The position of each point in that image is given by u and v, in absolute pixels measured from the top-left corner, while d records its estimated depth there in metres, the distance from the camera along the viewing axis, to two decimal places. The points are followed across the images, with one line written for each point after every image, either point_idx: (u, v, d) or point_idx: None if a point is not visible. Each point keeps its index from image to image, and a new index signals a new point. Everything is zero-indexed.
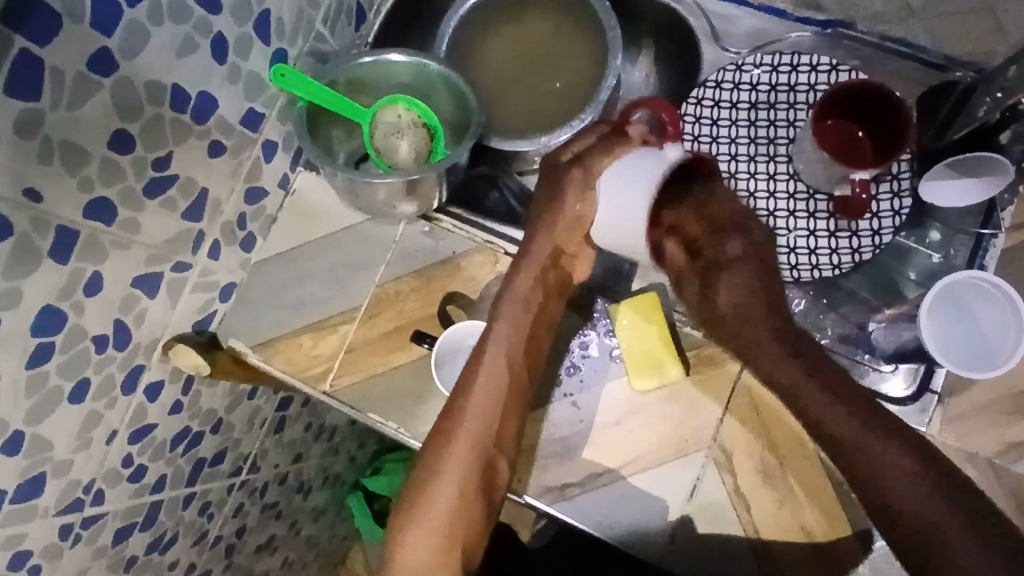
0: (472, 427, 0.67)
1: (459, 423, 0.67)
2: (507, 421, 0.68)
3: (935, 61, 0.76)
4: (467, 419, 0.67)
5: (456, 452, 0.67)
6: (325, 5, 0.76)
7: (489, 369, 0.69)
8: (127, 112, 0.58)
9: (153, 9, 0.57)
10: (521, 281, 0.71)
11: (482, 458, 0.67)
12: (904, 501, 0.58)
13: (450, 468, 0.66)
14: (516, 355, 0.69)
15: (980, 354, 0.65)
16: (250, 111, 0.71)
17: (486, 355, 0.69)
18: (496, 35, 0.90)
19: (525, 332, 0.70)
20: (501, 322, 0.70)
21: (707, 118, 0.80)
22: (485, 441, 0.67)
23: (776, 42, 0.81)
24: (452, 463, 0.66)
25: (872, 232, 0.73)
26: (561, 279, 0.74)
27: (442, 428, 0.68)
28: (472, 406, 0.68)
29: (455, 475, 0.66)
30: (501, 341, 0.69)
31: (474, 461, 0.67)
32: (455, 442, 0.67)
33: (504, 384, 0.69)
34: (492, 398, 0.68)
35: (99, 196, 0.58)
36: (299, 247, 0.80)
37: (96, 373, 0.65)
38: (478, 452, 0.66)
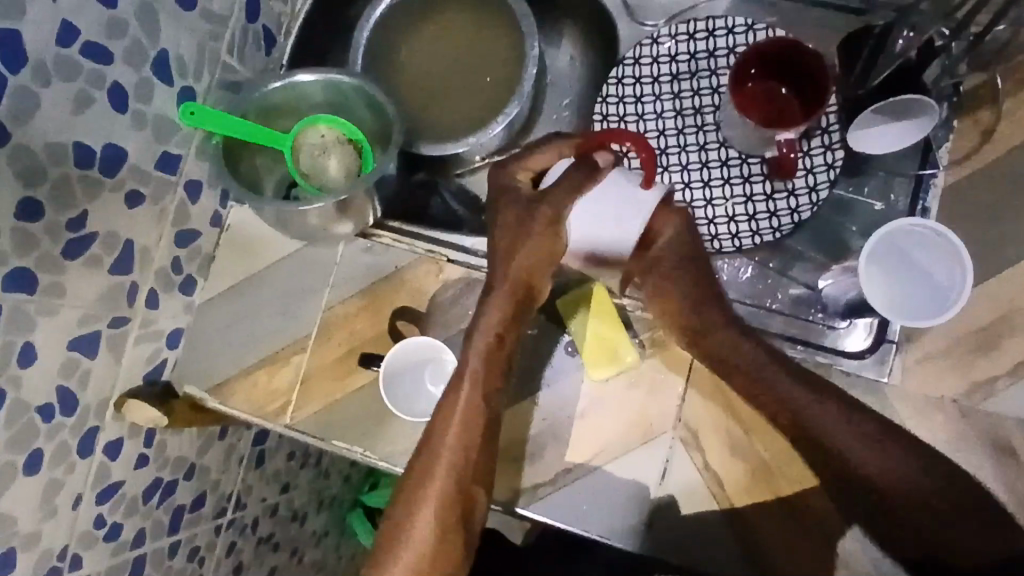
0: (448, 467, 0.63)
1: (430, 466, 0.63)
2: (483, 458, 0.65)
3: (852, 6, 0.75)
4: (439, 460, 0.63)
5: (434, 485, 0.63)
6: (227, 35, 0.74)
7: (463, 408, 0.65)
8: (29, 178, 0.56)
9: (38, 70, 0.55)
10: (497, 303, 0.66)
11: (458, 495, 0.63)
12: (901, 485, 0.59)
13: (423, 515, 0.62)
14: (488, 392, 0.65)
15: (932, 304, 0.64)
16: (165, 154, 0.69)
17: (460, 392, 0.65)
18: (413, 41, 0.89)
19: (497, 363, 0.66)
20: (471, 361, 0.65)
21: (631, 96, 0.78)
22: (461, 478, 0.63)
23: (693, 9, 0.79)
24: (427, 507, 0.62)
25: (808, 189, 0.72)
26: (530, 300, 0.67)
27: (417, 463, 0.65)
28: (450, 441, 0.64)
29: (435, 516, 0.62)
30: (474, 375, 0.65)
31: (452, 503, 0.63)
32: (429, 486, 0.63)
33: (480, 420, 0.65)
34: (468, 435, 0.64)
35: (16, 267, 0.57)
36: (240, 283, 0.79)
37: (48, 442, 0.64)
38: (454, 491, 0.63)
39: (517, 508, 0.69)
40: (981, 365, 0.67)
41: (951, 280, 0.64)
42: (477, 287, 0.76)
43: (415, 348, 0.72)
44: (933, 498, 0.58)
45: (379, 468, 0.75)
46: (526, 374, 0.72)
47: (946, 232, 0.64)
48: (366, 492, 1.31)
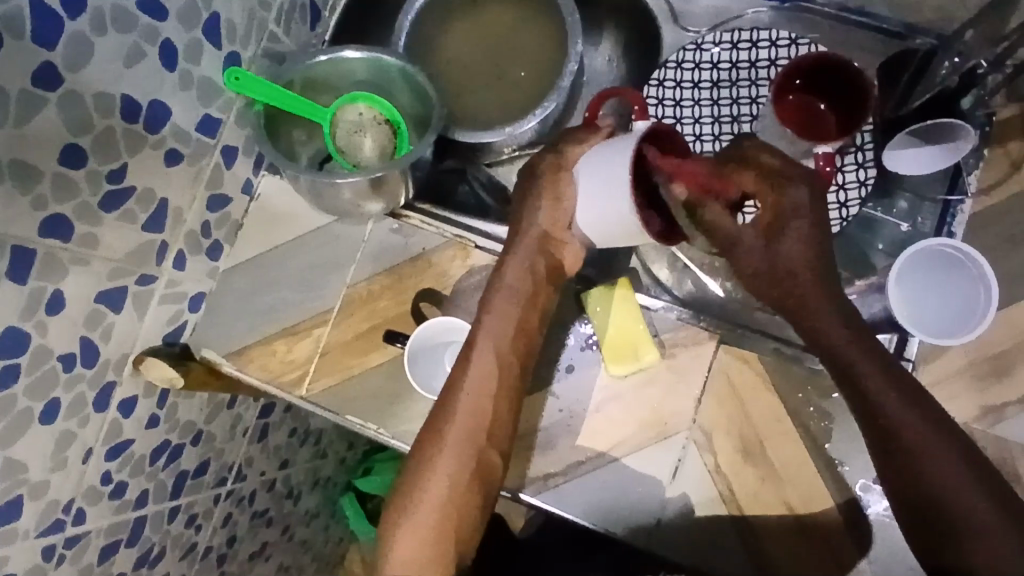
0: (462, 422, 0.65)
1: (445, 421, 0.65)
2: (496, 415, 0.66)
3: (896, 31, 0.77)
4: (454, 417, 0.65)
5: (448, 440, 0.64)
6: (276, 5, 0.74)
7: (477, 366, 0.67)
8: (76, 126, 0.57)
9: (96, 19, 0.56)
10: (517, 263, 0.69)
11: (473, 453, 0.64)
12: (952, 494, 0.56)
13: (439, 471, 0.63)
14: (502, 352, 0.67)
15: (948, 320, 0.67)
16: (206, 117, 0.70)
17: (475, 350, 0.67)
18: (455, 28, 0.90)
19: (511, 324, 0.68)
20: (488, 322, 0.68)
21: (670, 100, 0.80)
22: (477, 434, 0.65)
23: (736, 19, 0.81)
24: (444, 463, 0.64)
25: (838, 205, 0.73)
26: (553, 269, 0.70)
27: (431, 422, 0.66)
28: (464, 398, 0.66)
29: (449, 472, 0.64)
30: (493, 335, 0.67)
31: (466, 462, 0.64)
32: (444, 442, 0.64)
33: (495, 378, 0.67)
34: (482, 392, 0.66)
35: (54, 213, 0.57)
36: (267, 252, 0.80)
37: (66, 392, 0.64)
38: (469, 448, 0.64)
39: (522, 493, 0.70)
40: (994, 390, 0.68)
41: (973, 295, 0.66)
42: None
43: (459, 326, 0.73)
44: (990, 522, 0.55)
45: (391, 446, 0.75)
46: (545, 365, 0.73)
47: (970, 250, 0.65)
48: (358, 476, 1.30)
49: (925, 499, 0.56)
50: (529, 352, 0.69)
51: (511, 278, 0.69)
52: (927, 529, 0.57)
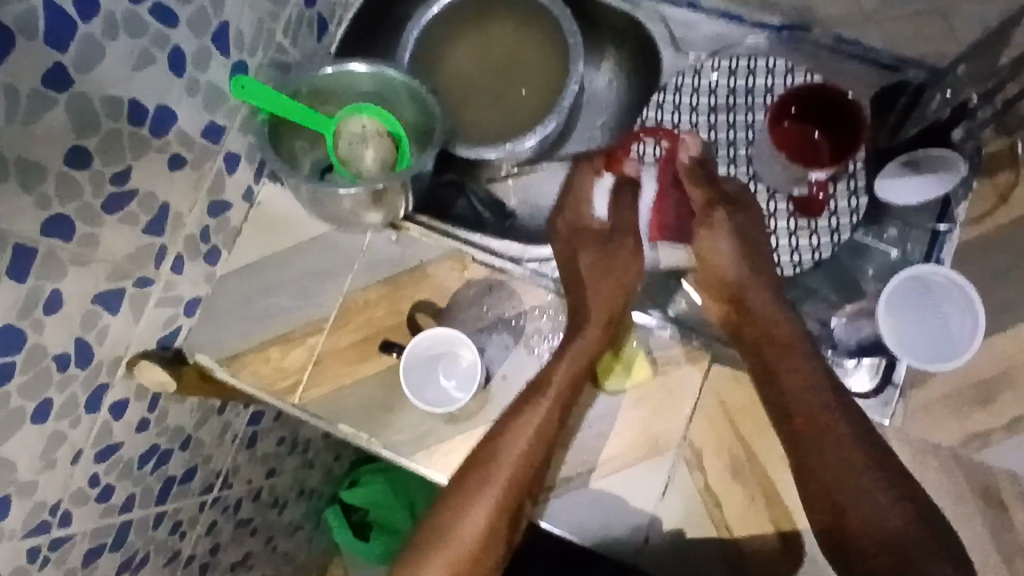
0: (512, 472, 0.65)
1: (492, 466, 0.66)
2: (541, 468, 0.67)
3: (888, 64, 0.78)
4: (503, 464, 0.66)
5: (495, 488, 0.65)
6: (285, 16, 0.75)
7: (532, 417, 0.67)
8: (84, 127, 0.57)
9: (108, 23, 0.56)
10: (590, 337, 0.70)
11: (513, 500, 0.65)
12: (874, 514, 0.58)
13: (476, 516, 0.65)
14: (561, 405, 0.68)
15: (937, 348, 0.67)
16: (211, 123, 0.70)
17: (540, 401, 0.68)
18: (459, 44, 0.91)
19: (573, 377, 0.69)
20: (559, 369, 0.69)
21: (669, 122, 0.82)
22: (523, 483, 0.66)
23: (734, 46, 0.83)
24: (482, 508, 0.65)
25: (830, 230, 0.76)
26: (611, 318, 0.72)
27: (476, 465, 0.67)
28: (512, 448, 0.66)
29: (487, 518, 0.65)
30: (557, 387, 0.68)
31: (506, 509, 0.65)
32: (487, 487, 0.65)
33: (551, 433, 0.67)
34: (536, 444, 0.66)
35: (57, 213, 0.57)
36: (264, 259, 0.80)
37: (59, 393, 0.64)
38: (512, 498, 0.65)
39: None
40: (979, 416, 0.70)
41: (964, 324, 0.67)
42: (499, 289, 0.78)
43: (455, 338, 0.74)
44: (921, 540, 0.57)
45: (382, 456, 0.75)
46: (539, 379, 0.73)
47: (962, 281, 0.67)
48: (344, 488, 1.26)
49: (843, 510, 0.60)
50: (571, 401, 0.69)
51: (580, 348, 0.70)
52: (851, 547, 0.59)
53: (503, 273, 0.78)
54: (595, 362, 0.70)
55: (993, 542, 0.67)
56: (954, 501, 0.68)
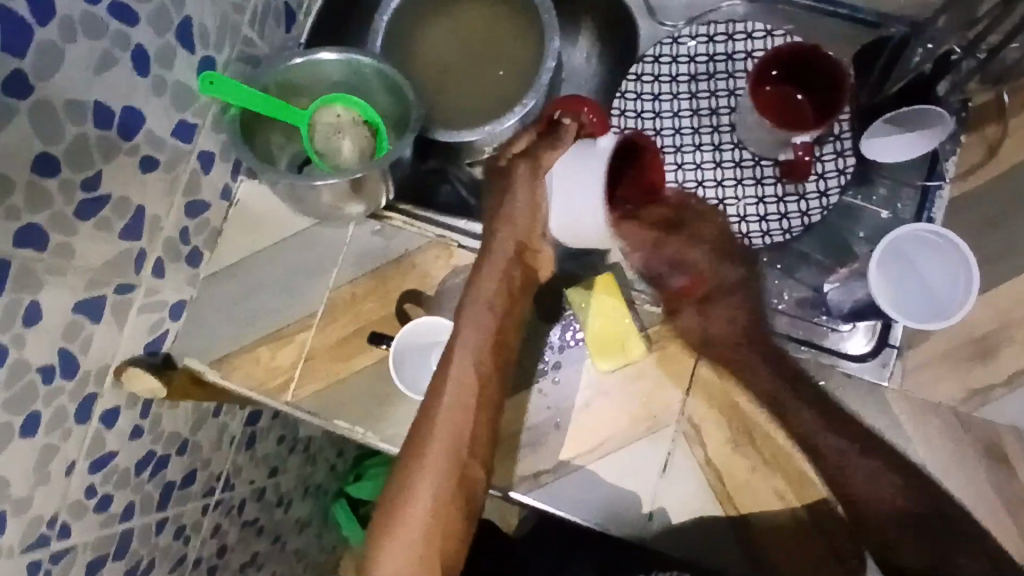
0: (445, 433, 0.65)
1: (426, 435, 0.66)
2: (478, 431, 0.66)
3: (867, 20, 0.77)
4: (438, 426, 0.66)
5: (433, 453, 0.65)
6: (250, 8, 0.74)
7: (456, 375, 0.67)
8: (48, 135, 0.56)
9: (65, 25, 0.55)
10: (488, 276, 0.69)
11: (454, 467, 0.65)
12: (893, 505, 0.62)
13: (422, 482, 0.65)
14: (482, 361, 0.67)
15: (932, 307, 0.66)
16: (181, 123, 0.69)
17: (454, 366, 0.67)
18: (430, 28, 0.89)
19: (490, 338, 0.68)
20: (465, 331, 0.68)
21: (649, 94, 0.81)
22: (460, 446, 0.65)
23: (711, 12, 0.82)
24: (428, 472, 0.65)
25: (819, 193, 0.75)
26: (527, 276, 0.71)
27: (414, 438, 0.66)
28: (442, 418, 0.66)
29: (433, 492, 0.64)
30: (466, 347, 0.67)
31: (447, 472, 0.65)
32: (427, 451, 0.65)
33: (474, 393, 0.67)
34: (460, 403, 0.66)
35: (28, 223, 0.56)
36: (248, 257, 0.79)
37: (46, 406, 0.63)
38: (450, 455, 0.65)
39: (513, 492, 0.70)
40: (978, 373, 0.69)
41: (958, 285, 0.66)
42: None
43: (448, 327, 0.73)
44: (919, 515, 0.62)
45: (378, 449, 0.74)
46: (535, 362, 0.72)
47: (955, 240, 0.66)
48: (350, 483, 1.28)
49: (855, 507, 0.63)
50: (505, 360, 0.69)
51: (482, 292, 0.69)
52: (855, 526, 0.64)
53: None
54: (495, 318, 0.68)
55: (1000, 499, 0.66)
56: (957, 460, 0.67)
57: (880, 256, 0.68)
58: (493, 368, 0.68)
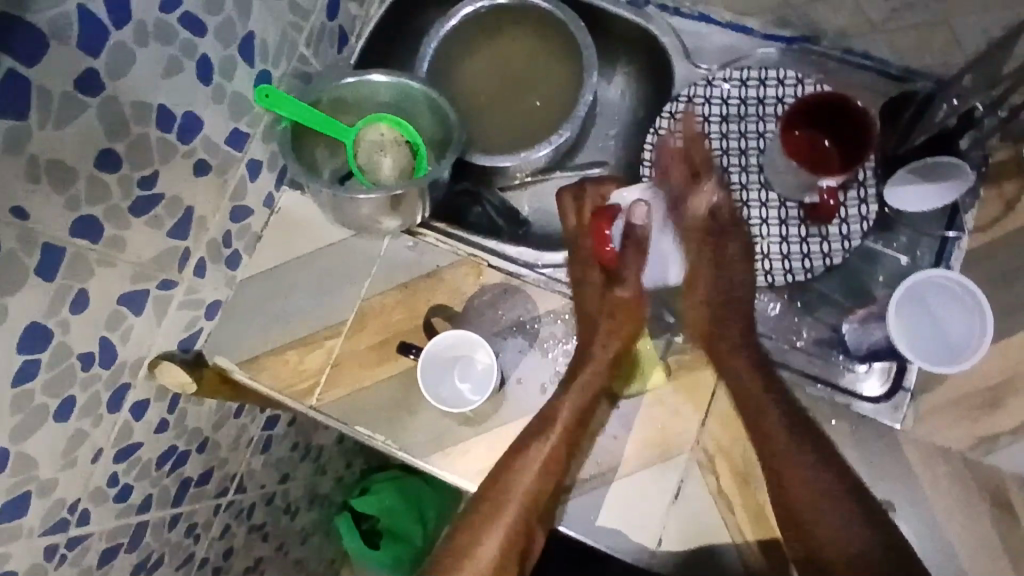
0: (526, 493, 0.69)
1: (508, 490, 0.69)
2: (554, 496, 0.70)
3: (895, 74, 0.80)
4: (522, 484, 0.69)
5: (511, 507, 0.69)
6: (308, 27, 0.78)
7: (551, 441, 0.70)
8: (114, 132, 0.59)
9: (139, 31, 0.58)
10: (597, 354, 0.73)
11: (527, 525, 0.69)
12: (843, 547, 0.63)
13: (496, 531, 0.69)
14: (576, 431, 0.71)
15: (941, 352, 0.68)
16: (235, 131, 0.72)
17: (550, 433, 0.71)
18: (475, 55, 0.93)
19: (585, 408, 0.71)
20: (567, 401, 0.71)
21: (681, 131, 0.84)
22: (536, 507, 0.69)
23: (745, 58, 0.85)
24: (502, 524, 0.69)
25: (841, 237, 0.77)
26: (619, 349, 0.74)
27: (495, 488, 0.70)
28: (526, 479, 0.69)
29: (505, 541, 0.69)
30: (564, 417, 0.71)
31: (520, 529, 0.69)
32: (505, 511, 0.69)
33: (561, 461, 0.70)
34: (544, 480, 0.69)
35: (86, 214, 0.59)
36: (285, 262, 0.82)
37: (83, 391, 0.65)
38: (521, 520, 0.69)
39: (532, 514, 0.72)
40: (989, 421, 0.71)
41: (966, 347, 0.68)
42: (514, 294, 0.79)
43: (474, 341, 0.74)
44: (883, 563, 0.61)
45: (397, 458, 0.76)
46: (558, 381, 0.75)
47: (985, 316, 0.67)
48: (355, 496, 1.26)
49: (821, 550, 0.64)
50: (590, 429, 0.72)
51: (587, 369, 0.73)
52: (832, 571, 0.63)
53: (518, 279, 0.79)
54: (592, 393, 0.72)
55: (1002, 545, 0.68)
56: (961, 504, 0.69)
57: (909, 296, 0.70)
58: (581, 441, 0.71)
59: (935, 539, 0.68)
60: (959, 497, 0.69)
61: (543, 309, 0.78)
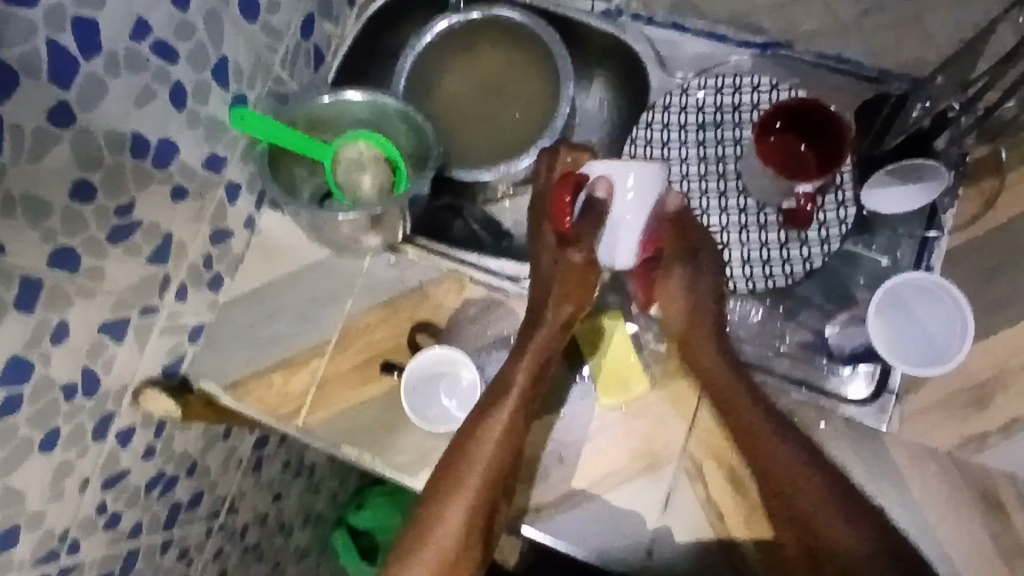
0: (479, 464, 0.67)
1: (466, 462, 0.67)
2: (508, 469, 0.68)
3: (872, 76, 0.80)
4: (478, 454, 0.67)
5: (468, 480, 0.67)
6: (282, 48, 0.78)
7: (509, 397, 0.69)
8: (89, 164, 0.59)
9: (110, 61, 0.58)
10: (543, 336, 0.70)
11: (485, 496, 0.67)
12: (852, 539, 0.61)
13: (453, 509, 0.66)
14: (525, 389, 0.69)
15: (928, 354, 0.69)
16: (212, 155, 0.72)
17: (506, 392, 0.69)
18: (453, 71, 0.93)
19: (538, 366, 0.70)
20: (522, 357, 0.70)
21: (658, 141, 0.84)
22: (493, 481, 0.67)
23: (719, 66, 0.85)
24: (459, 501, 0.66)
25: (820, 241, 0.78)
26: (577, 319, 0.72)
27: (451, 460, 0.68)
28: (482, 451, 0.67)
29: (463, 514, 0.66)
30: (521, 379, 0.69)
31: (480, 502, 0.67)
32: (461, 487, 0.67)
33: (514, 431, 0.68)
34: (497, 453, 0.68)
35: (63, 246, 0.59)
36: (268, 285, 0.82)
37: (66, 423, 0.65)
38: (479, 499, 0.67)
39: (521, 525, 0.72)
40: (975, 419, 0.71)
41: (952, 341, 0.68)
42: (497, 307, 0.79)
43: (457, 359, 0.74)
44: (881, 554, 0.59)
45: (386, 477, 0.76)
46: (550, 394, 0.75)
47: (966, 309, 0.67)
48: (351, 512, 1.25)
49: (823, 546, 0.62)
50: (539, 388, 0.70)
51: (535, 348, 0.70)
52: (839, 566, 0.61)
53: (501, 293, 0.79)
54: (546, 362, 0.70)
55: (993, 543, 0.68)
56: (951, 504, 0.69)
57: (897, 301, 0.70)
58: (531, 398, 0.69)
59: (927, 540, 0.68)
60: (948, 498, 0.69)
61: None
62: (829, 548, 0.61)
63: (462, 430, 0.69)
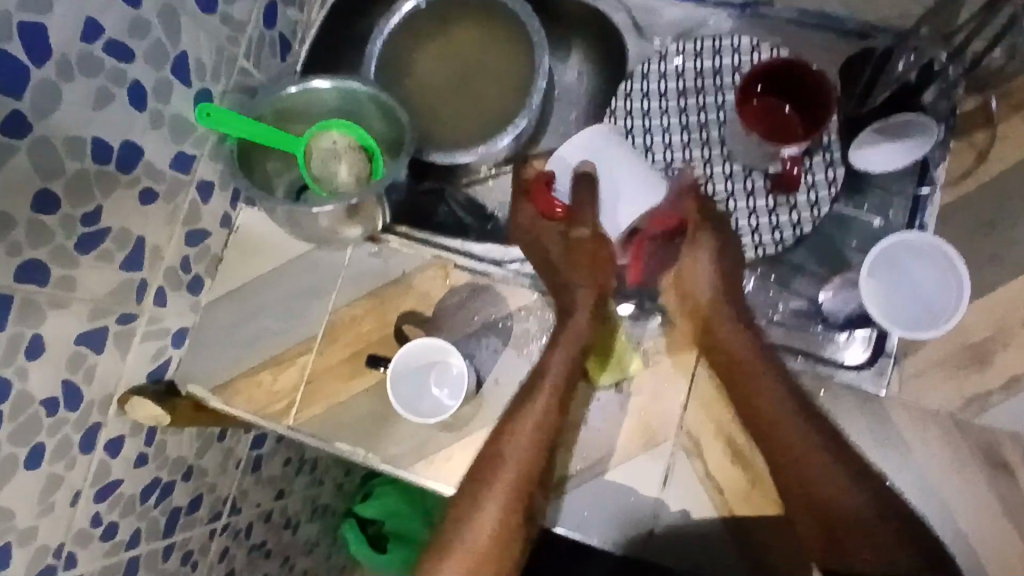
0: (520, 449, 0.68)
1: (505, 450, 0.69)
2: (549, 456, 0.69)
3: (854, 29, 0.78)
4: (518, 441, 0.68)
5: (505, 470, 0.68)
6: (245, 39, 0.75)
7: (550, 382, 0.70)
8: (48, 172, 0.57)
9: (61, 64, 0.56)
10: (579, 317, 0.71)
11: (528, 483, 0.68)
12: (856, 512, 0.63)
13: (490, 500, 0.67)
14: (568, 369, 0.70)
15: (921, 315, 0.67)
16: (180, 154, 0.70)
17: (547, 377, 0.70)
18: (424, 52, 0.91)
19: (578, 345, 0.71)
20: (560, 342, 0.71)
21: (639, 111, 0.82)
22: (534, 467, 0.68)
23: (700, 28, 0.83)
24: (497, 492, 0.67)
25: (810, 204, 0.76)
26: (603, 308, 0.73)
27: (491, 448, 0.69)
28: (521, 438, 0.68)
29: (502, 504, 0.67)
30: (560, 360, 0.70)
31: (518, 492, 0.67)
32: (498, 479, 0.68)
33: (555, 414, 0.69)
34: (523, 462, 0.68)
35: (30, 258, 0.57)
36: (249, 283, 0.80)
37: (51, 437, 0.64)
38: (516, 491, 0.67)
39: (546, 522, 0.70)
40: (977, 378, 0.69)
41: (947, 306, 0.66)
42: (483, 292, 0.77)
43: (444, 347, 0.72)
44: (885, 529, 0.61)
45: (381, 471, 0.75)
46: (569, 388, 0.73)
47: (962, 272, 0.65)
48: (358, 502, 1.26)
49: (839, 521, 0.63)
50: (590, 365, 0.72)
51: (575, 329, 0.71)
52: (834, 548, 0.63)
53: (486, 278, 0.77)
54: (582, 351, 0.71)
55: (999, 504, 0.66)
56: (955, 466, 0.68)
57: (889, 259, 0.68)
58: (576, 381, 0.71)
59: (934, 504, 0.67)
60: (953, 460, 0.68)
61: (515, 306, 0.76)
62: (843, 525, 0.63)
63: (504, 416, 0.71)
